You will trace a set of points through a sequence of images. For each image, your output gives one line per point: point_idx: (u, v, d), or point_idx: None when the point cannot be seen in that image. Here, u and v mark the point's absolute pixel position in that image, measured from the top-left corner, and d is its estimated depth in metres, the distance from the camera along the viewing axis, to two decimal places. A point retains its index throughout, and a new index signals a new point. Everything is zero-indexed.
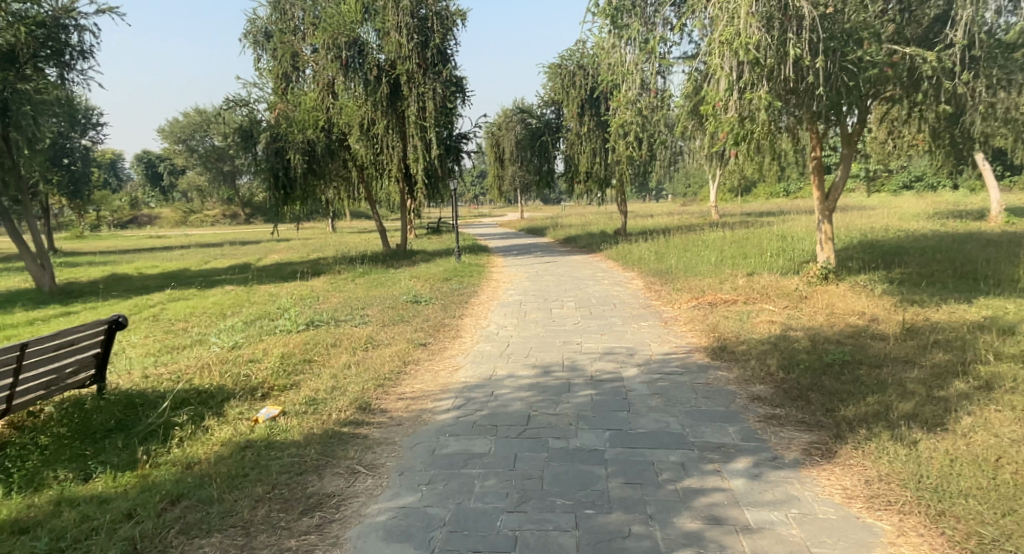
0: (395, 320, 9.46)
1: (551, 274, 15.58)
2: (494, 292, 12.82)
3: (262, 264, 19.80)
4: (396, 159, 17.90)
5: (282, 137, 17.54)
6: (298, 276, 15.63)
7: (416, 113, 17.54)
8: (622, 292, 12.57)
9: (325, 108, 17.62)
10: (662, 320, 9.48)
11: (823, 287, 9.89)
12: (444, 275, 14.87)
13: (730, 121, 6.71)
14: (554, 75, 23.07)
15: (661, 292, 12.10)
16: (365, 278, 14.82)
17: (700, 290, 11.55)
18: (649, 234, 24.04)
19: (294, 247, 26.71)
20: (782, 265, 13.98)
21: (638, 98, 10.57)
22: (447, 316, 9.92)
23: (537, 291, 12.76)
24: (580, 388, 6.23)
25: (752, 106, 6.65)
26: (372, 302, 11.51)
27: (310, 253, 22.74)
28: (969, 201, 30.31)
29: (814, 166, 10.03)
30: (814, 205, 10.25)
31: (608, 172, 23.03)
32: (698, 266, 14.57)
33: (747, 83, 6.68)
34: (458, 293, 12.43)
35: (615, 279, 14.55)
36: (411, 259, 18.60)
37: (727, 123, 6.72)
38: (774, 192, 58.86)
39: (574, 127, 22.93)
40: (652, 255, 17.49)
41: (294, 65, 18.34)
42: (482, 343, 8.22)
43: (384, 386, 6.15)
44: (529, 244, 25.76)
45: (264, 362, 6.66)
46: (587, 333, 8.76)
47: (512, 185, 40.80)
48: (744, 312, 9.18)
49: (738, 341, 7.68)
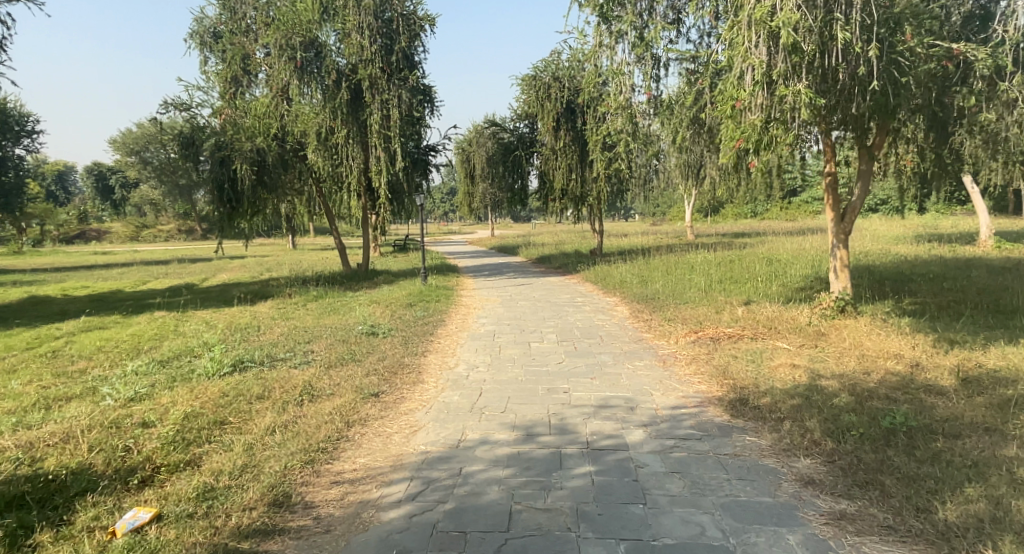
0: (344, 360, 7.89)
1: (526, 299, 14.17)
2: (464, 321, 11.29)
3: (207, 284, 18.00)
4: (357, 171, 16.43)
5: (228, 145, 15.25)
6: (243, 299, 14.01)
7: (379, 121, 16.10)
8: (607, 322, 11.19)
9: (278, 115, 16.05)
10: (660, 360, 8.12)
11: (842, 320, 8.62)
12: (407, 300, 13.33)
13: (754, 125, 5.57)
14: (528, 87, 21.84)
15: (651, 322, 10.74)
16: (318, 303, 13.27)
17: (696, 321, 10.21)
18: (627, 255, 22.81)
19: (245, 265, 24.89)
20: (778, 292, 12.77)
21: (631, 103, 9.19)
22: (407, 353, 8.38)
23: (511, 321, 11.31)
24: (575, 461, 4.81)
25: (786, 105, 5.50)
26: (320, 334, 9.91)
27: (262, 272, 20.97)
28: (947, 224, 29.80)
29: (827, 183, 8.79)
30: (827, 226, 9.02)
31: (584, 189, 21.84)
32: (686, 292, 13.28)
33: (779, 76, 5.54)
34: (421, 322, 10.92)
35: (597, 305, 13.18)
36: (373, 281, 17.07)
37: (751, 126, 5.57)
38: (743, 213, 58.52)
39: (549, 142, 21.67)
40: (635, 278, 16.21)
41: (244, 68, 16.84)
42: (448, 391, 6.74)
43: (316, 464, 4.63)
44: (500, 264, 24.33)
45: (158, 428, 5.06)
46: (573, 377, 7.33)
47: (482, 202, 39.47)
48: (756, 350, 7.83)
49: (759, 391, 6.32)
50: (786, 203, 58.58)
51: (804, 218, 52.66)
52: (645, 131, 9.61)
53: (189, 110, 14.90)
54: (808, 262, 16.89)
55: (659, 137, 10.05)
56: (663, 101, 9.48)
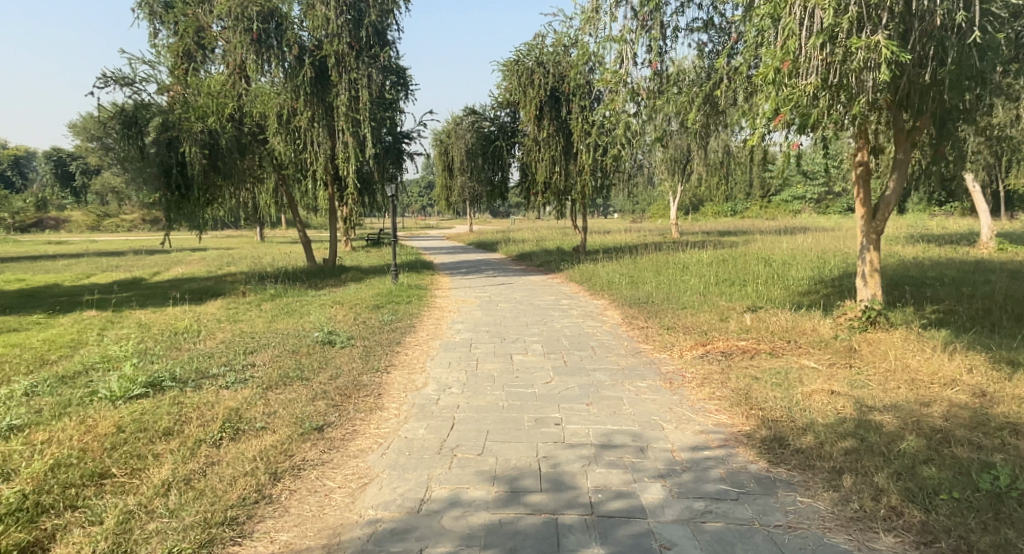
0: (289, 378, 6.52)
1: (505, 301, 12.89)
2: (438, 328, 9.97)
3: (156, 279, 16.48)
4: (323, 158, 15.08)
5: (176, 125, 13.64)
6: (190, 298, 12.58)
7: (347, 103, 14.70)
8: (597, 330, 9.93)
9: (236, 94, 14.72)
10: (665, 380, 6.89)
11: (874, 334, 7.41)
12: (374, 301, 11.97)
13: (808, 90, 5.25)
14: (510, 73, 20.53)
15: (648, 331, 9.52)
16: (274, 304, 11.92)
17: (699, 331, 8.98)
18: (613, 252, 21.63)
19: (205, 259, 23.27)
20: (783, 298, 11.64)
21: (632, 77, 7.92)
22: (366, 368, 7.04)
23: (490, 328, 10.02)
24: (579, 540, 3.58)
25: (858, 61, 5.12)
26: (268, 341, 8.53)
27: (220, 267, 19.40)
28: (933, 226, 29.19)
29: (858, 175, 7.65)
30: (855, 224, 7.86)
31: (568, 183, 20.65)
32: (682, 296, 12.10)
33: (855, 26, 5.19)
34: (387, 328, 9.59)
35: (584, 309, 11.92)
36: (340, 278, 15.69)
37: (802, 91, 5.23)
38: (721, 212, 57.77)
39: (531, 131, 20.39)
40: (624, 279, 15.00)
41: (199, 42, 15.38)
42: (412, 423, 5.43)
43: (215, 548, 3.46)
44: (478, 261, 23.02)
45: (6, 489, 3.74)
46: (566, 404, 6.06)
47: (461, 197, 38.09)
48: (781, 371, 6.63)
49: (797, 427, 5.10)
50: (763, 203, 58.16)
51: (784, 218, 52.07)
52: (652, 116, 8.28)
53: (132, 86, 13.36)
54: (808, 263, 15.80)
55: (669, 122, 8.62)
56: (667, 76, 8.27)
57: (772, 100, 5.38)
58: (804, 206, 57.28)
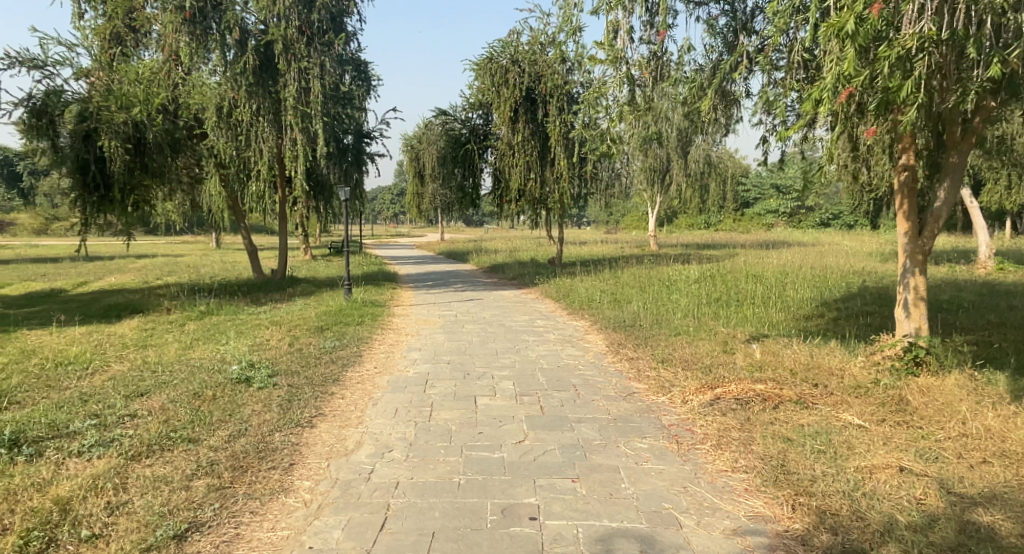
0: (170, 440, 4.84)
1: (472, 322, 11.32)
2: (389, 358, 8.36)
3: (77, 291, 14.58)
4: (268, 157, 13.54)
5: (95, 115, 11.85)
6: (104, 317, 10.83)
7: (296, 95, 13.18)
8: (578, 361, 8.43)
9: (171, 84, 13.09)
10: (670, 439, 5.36)
11: (925, 377, 5.97)
12: (318, 322, 10.33)
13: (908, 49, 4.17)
14: (482, 72, 19.05)
15: (639, 364, 8.03)
16: (200, 325, 10.21)
17: (700, 366, 7.50)
18: (590, 266, 20.18)
19: (146, 268, 21.26)
20: (786, 322, 10.28)
21: (628, 56, 6.40)
22: (282, 422, 5.40)
23: (451, 358, 8.44)
24: None
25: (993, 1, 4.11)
26: (170, 378, 6.83)
27: (157, 277, 17.49)
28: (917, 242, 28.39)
29: (900, 182, 6.30)
30: (897, 242, 6.45)
31: (543, 192, 19.22)
32: (671, 319, 10.67)
33: None
34: (325, 359, 7.94)
35: (561, 333, 10.41)
36: (287, 292, 13.99)
37: (888, 64, 4.27)
38: (695, 225, 56.86)
39: (505, 135, 18.89)
40: (606, 297, 13.50)
41: (130, 25, 13.66)
42: (326, 519, 3.83)
43: None
44: (445, 273, 21.42)
45: None
46: (543, 479, 4.49)
47: (432, 204, 36.48)
48: (821, 429, 5.13)
49: (872, 532, 3.64)
50: (737, 216, 57.44)
51: (759, 232, 51.28)
52: (650, 108, 6.84)
53: (43, 69, 11.53)
54: (804, 281, 14.47)
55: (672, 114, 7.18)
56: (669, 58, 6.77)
57: (848, 61, 4.20)
58: (778, 220, 56.78)
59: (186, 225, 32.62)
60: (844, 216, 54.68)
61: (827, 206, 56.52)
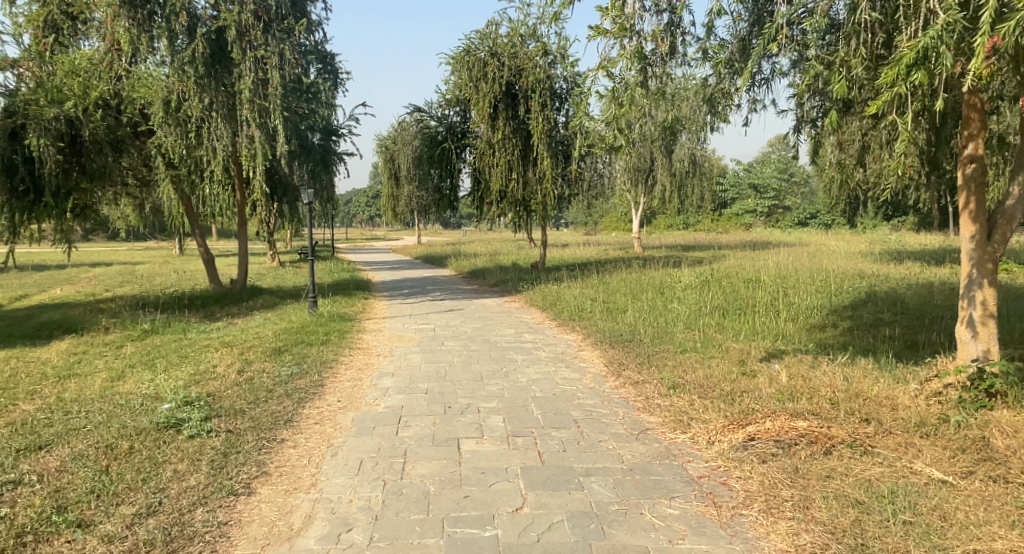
0: (52, 526, 3.74)
1: (452, 338, 10.14)
2: (357, 389, 7.17)
3: (14, 306, 13.22)
4: (222, 156, 12.41)
5: (21, 111, 10.55)
6: (32, 340, 9.54)
7: (253, 87, 12.10)
8: (576, 387, 7.30)
9: (114, 76, 12.04)
10: (705, 500, 4.27)
11: (1001, 412, 4.94)
12: (276, 344, 9.11)
13: None
14: (459, 66, 17.89)
15: (647, 391, 6.91)
16: (140, 350, 8.96)
17: (720, 393, 6.42)
18: (574, 271, 19.11)
19: (100, 279, 19.80)
20: (801, 333, 9.25)
21: (638, 27, 5.33)
22: (209, 489, 4.26)
23: (428, 386, 7.26)
24: None
25: None
26: (83, 422, 5.62)
27: (107, 290, 16.09)
28: (905, 243, 27.84)
29: (965, 175, 5.34)
30: (961, 249, 5.45)
31: (525, 193, 18.14)
32: (674, 333, 9.58)
33: None
34: (279, 393, 6.74)
35: (551, 351, 9.28)
36: (247, 306, 12.76)
37: None
38: (674, 225, 56.07)
39: (483, 133, 17.73)
40: (597, 307, 12.40)
41: (67, 11, 12.34)
42: None
43: None
44: (423, 279, 20.24)
45: None
46: None
47: (408, 207, 35.20)
48: (899, 487, 4.08)
49: None
50: (717, 216, 56.91)
51: (737, 232, 50.77)
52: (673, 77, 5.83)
53: None
54: (808, 285, 13.50)
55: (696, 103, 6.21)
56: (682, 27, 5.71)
57: None
58: (756, 220, 56.32)
59: (146, 231, 30.97)
60: (822, 216, 54.57)
61: (805, 205, 56.32)
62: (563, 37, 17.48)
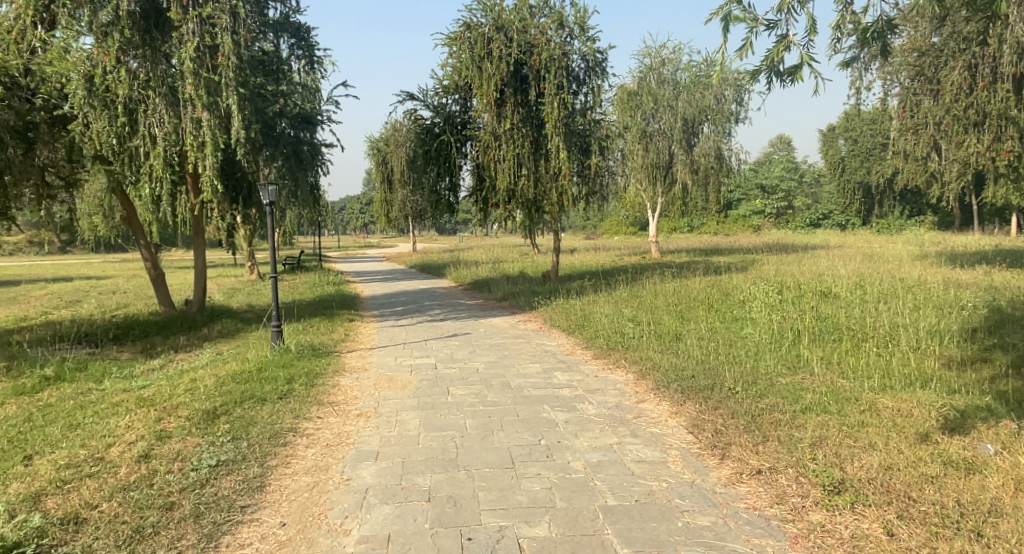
0: None
1: (459, 384, 7.39)
2: (317, 493, 4.47)
3: None
4: (164, 145, 10.01)
5: None
6: None
7: (197, 57, 9.66)
8: (666, 482, 4.55)
9: (25, 49, 9.47)
10: None
11: None
12: (214, 402, 6.42)
13: None
14: (457, 45, 15.19)
15: (795, 496, 4.16)
16: (17, 418, 6.27)
17: (939, 508, 3.70)
18: (595, 281, 16.38)
19: (47, 298, 17.04)
20: (954, 374, 6.53)
21: None
22: None
23: (431, 486, 4.54)
24: None
25: None
26: None
27: (41, 314, 13.37)
28: (951, 242, 25.11)
29: None
30: None
31: (537, 191, 15.45)
32: (772, 377, 6.80)
33: None
34: (182, 516, 4.07)
35: (602, 405, 6.51)
36: (199, 335, 10.09)
37: None
38: (681, 228, 53.22)
39: (488, 122, 15.02)
40: (642, 332, 9.62)
41: None
42: None
43: None
44: (419, 292, 17.50)
45: None
46: None
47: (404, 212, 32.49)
48: None
49: None
50: (725, 217, 54.10)
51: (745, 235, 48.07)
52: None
53: None
54: (900, 298, 10.76)
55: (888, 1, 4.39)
56: None
57: None
58: (766, 221, 53.66)
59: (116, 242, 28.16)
60: (835, 215, 51.89)
61: (818, 206, 53.66)
62: (581, 8, 14.87)
